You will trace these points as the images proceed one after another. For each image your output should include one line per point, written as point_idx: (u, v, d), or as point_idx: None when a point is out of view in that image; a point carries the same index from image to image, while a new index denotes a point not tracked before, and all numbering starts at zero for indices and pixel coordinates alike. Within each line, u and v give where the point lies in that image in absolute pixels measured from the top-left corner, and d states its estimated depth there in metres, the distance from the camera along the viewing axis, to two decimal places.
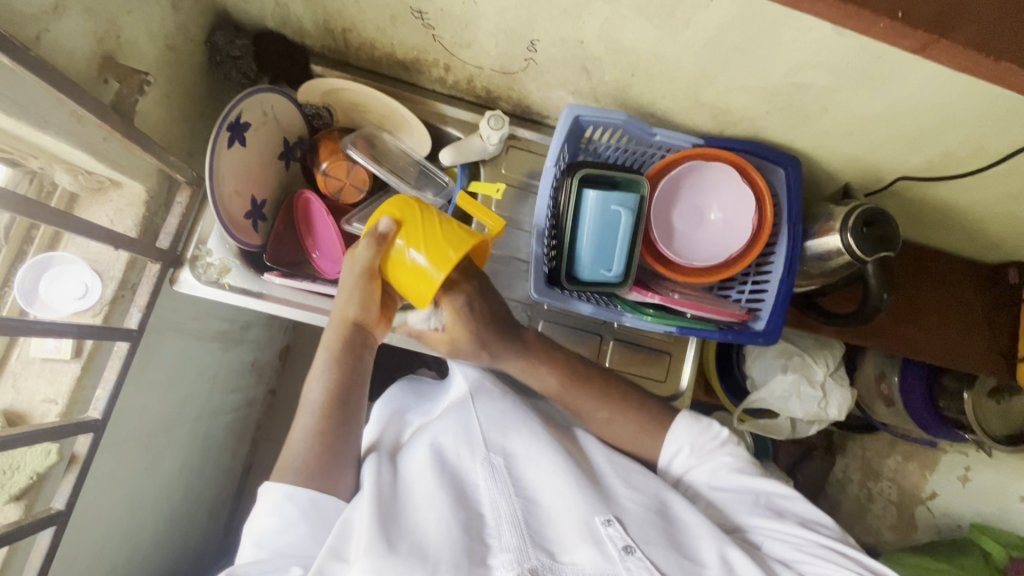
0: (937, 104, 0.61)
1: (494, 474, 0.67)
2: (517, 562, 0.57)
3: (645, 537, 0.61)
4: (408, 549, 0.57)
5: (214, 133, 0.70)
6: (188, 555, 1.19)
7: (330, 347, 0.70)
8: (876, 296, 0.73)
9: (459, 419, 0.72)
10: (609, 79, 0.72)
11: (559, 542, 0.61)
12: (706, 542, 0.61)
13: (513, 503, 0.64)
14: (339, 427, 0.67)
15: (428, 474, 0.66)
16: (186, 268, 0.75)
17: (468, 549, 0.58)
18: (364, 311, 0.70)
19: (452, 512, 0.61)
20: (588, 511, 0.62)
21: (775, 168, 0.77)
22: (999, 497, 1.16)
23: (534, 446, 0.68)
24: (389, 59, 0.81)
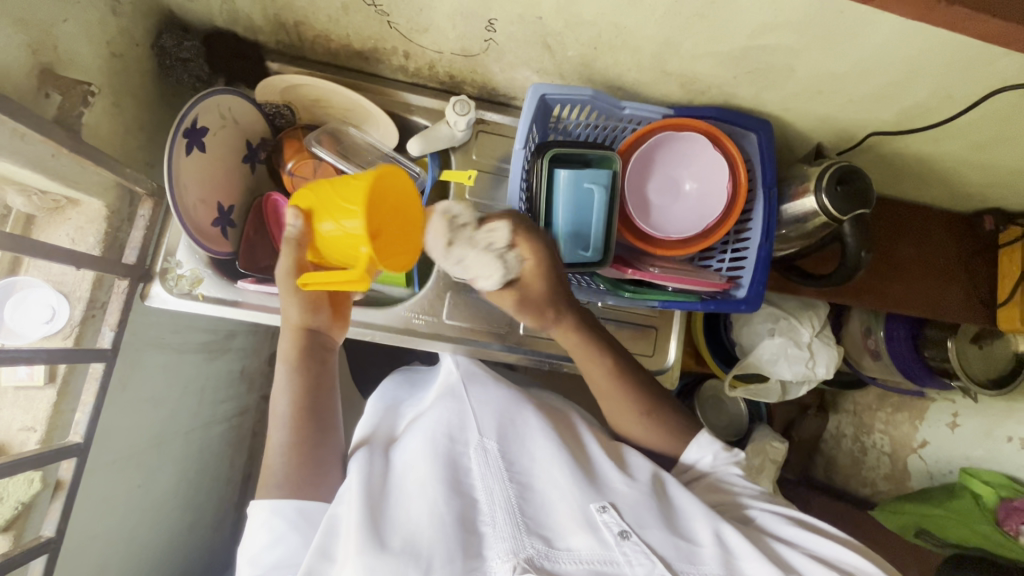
0: (904, 57, 0.60)
1: (487, 459, 0.65)
2: (513, 553, 0.56)
3: (640, 521, 0.61)
4: (400, 547, 0.56)
5: (170, 139, 0.68)
6: (194, 567, 1.19)
7: (289, 358, 0.72)
8: (854, 255, 0.72)
9: (455, 409, 0.71)
10: (573, 54, 0.70)
11: (555, 529, 0.60)
12: (700, 522, 0.62)
13: (507, 489, 0.63)
14: (315, 437, 0.70)
15: (422, 464, 0.65)
16: (156, 282, 0.74)
17: (462, 541, 0.57)
18: (311, 314, 0.73)
19: (444, 500, 0.60)
20: (583, 498, 0.62)
21: (747, 133, 0.76)
22: (987, 438, 1.17)
23: (530, 431, 0.70)
24: (346, 50, 0.78)
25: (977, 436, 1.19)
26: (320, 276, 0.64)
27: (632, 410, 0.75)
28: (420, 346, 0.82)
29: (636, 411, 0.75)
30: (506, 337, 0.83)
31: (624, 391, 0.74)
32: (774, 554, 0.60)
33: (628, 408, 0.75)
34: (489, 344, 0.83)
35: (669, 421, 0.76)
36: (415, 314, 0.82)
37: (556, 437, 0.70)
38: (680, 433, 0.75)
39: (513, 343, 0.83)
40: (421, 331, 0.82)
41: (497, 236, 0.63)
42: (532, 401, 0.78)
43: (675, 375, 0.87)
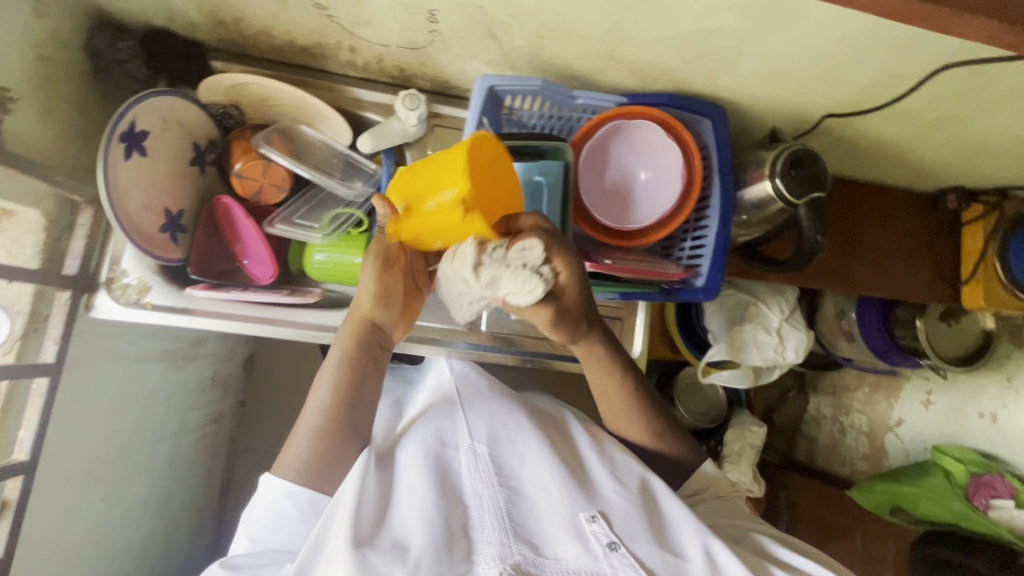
0: (849, 37, 0.59)
1: (478, 463, 0.64)
2: (501, 558, 0.55)
3: (629, 532, 0.61)
4: (389, 546, 0.56)
5: (103, 143, 0.66)
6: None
7: (346, 343, 0.69)
8: (811, 240, 0.71)
9: (450, 415, 0.72)
10: (520, 44, 0.69)
11: (543, 535, 0.59)
12: (689, 536, 0.62)
13: (496, 494, 0.62)
14: (344, 432, 0.68)
15: (414, 468, 0.64)
16: (101, 291, 0.72)
17: (449, 546, 0.56)
18: (381, 306, 0.68)
19: (434, 503, 0.59)
20: (573, 506, 0.61)
21: (701, 119, 0.75)
22: (960, 414, 1.18)
23: (523, 435, 0.68)
24: (291, 46, 0.76)
25: (951, 413, 1.20)
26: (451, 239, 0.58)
27: (646, 433, 0.77)
28: None
29: (650, 434, 0.77)
30: (468, 334, 0.85)
31: (640, 415, 0.76)
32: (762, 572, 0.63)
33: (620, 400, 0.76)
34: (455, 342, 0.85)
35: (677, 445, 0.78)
36: None
37: (546, 441, 0.68)
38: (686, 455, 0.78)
39: (477, 340, 0.85)
40: None
41: (537, 255, 0.55)
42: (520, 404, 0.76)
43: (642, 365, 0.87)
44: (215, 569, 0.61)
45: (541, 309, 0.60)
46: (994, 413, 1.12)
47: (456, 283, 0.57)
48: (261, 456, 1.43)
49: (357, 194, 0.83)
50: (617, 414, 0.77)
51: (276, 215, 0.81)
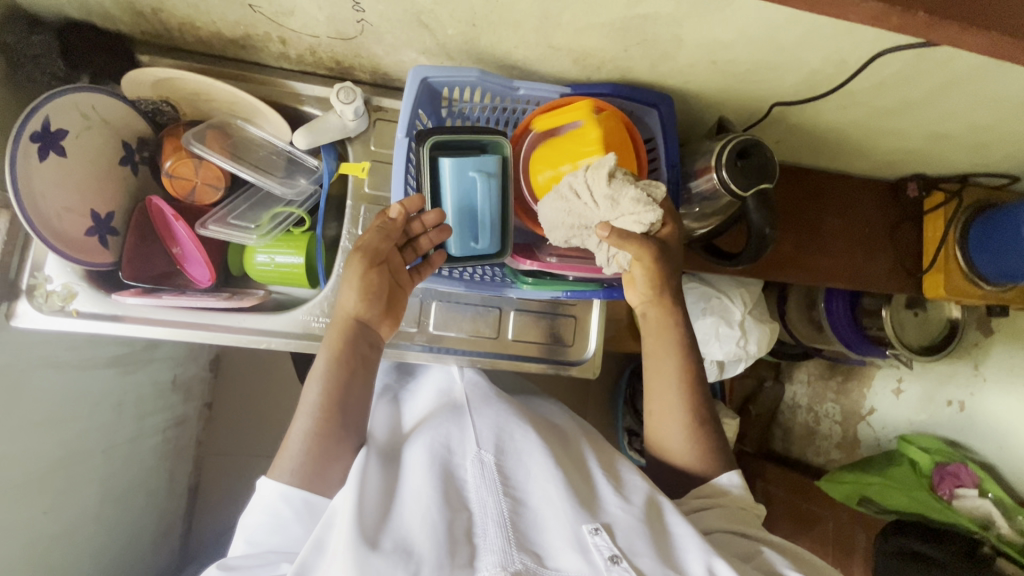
0: (789, 21, 0.57)
1: (484, 471, 0.62)
2: (501, 566, 0.52)
3: (632, 547, 0.57)
4: (392, 547, 0.53)
5: (11, 144, 0.62)
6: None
7: (331, 346, 0.67)
8: (758, 232, 0.69)
9: (456, 421, 0.70)
10: (453, 33, 0.66)
11: (546, 547, 0.56)
12: (693, 554, 0.58)
13: (501, 503, 0.59)
14: (337, 434, 0.65)
15: (420, 474, 0.62)
16: (22, 299, 0.69)
17: (451, 551, 0.53)
18: (367, 305, 0.68)
19: (439, 508, 0.57)
20: (575, 518, 0.58)
21: (649, 110, 0.73)
22: (929, 404, 1.18)
23: (529, 446, 0.66)
24: (219, 38, 0.72)
25: (920, 403, 1.20)
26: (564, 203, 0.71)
27: (679, 423, 0.74)
28: None
29: (684, 426, 0.73)
30: (419, 336, 0.80)
31: (681, 402, 0.74)
32: None
33: (672, 389, 0.74)
34: (409, 345, 0.80)
35: (704, 446, 0.74)
36: (316, 316, 0.78)
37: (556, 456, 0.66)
38: (711, 454, 0.74)
39: (426, 342, 0.80)
40: None
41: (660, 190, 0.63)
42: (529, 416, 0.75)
43: (598, 363, 0.86)
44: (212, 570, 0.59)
45: (634, 239, 0.64)
46: (962, 401, 1.12)
47: (554, 198, 0.64)
48: (229, 458, 1.41)
49: (298, 192, 0.80)
50: (662, 399, 0.74)
51: (208, 217, 0.77)
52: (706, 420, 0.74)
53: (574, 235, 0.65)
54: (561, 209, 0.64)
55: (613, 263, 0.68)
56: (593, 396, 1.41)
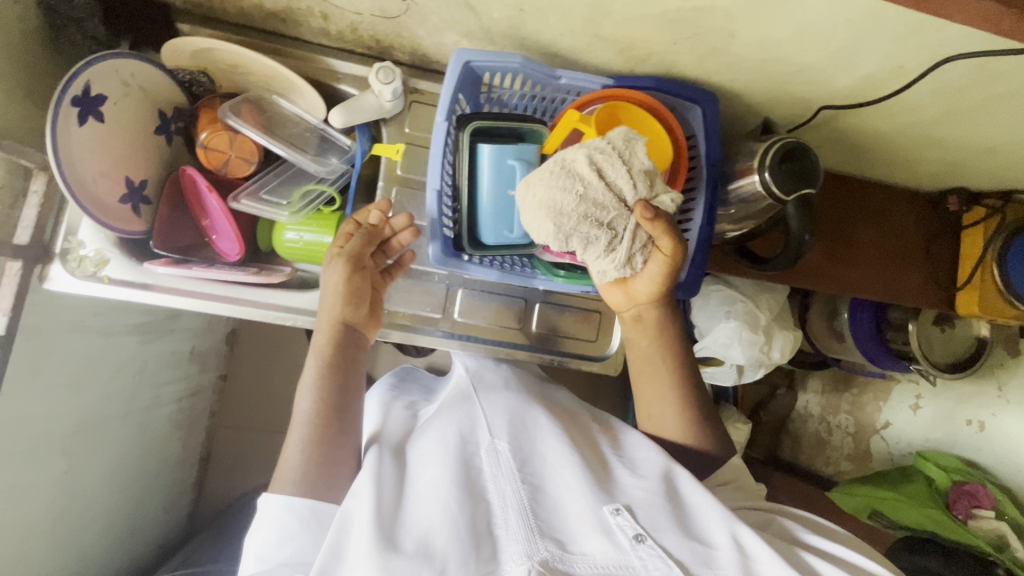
0: (849, 21, 0.55)
1: (499, 461, 0.61)
2: (527, 556, 0.51)
3: (655, 524, 0.56)
4: (413, 548, 0.52)
5: (53, 106, 0.62)
6: (145, 549, 1.17)
7: (321, 351, 0.69)
8: (797, 237, 0.67)
9: (466, 409, 0.68)
10: (499, 17, 0.65)
11: (568, 531, 0.55)
12: (715, 523, 0.57)
13: (520, 492, 0.58)
14: (334, 436, 0.65)
15: (434, 464, 0.60)
16: (55, 263, 0.69)
17: (476, 546, 0.52)
18: (353, 307, 0.71)
19: (457, 502, 0.55)
20: (595, 501, 0.57)
21: (691, 106, 0.71)
22: (947, 422, 1.16)
23: (543, 431, 0.65)
24: (260, 10, 0.72)
25: (938, 420, 1.18)
26: None
27: (674, 415, 0.71)
28: None
29: (679, 418, 0.71)
30: (443, 322, 0.80)
31: (673, 393, 0.72)
32: (798, 561, 0.56)
33: (662, 383, 0.72)
34: (431, 330, 0.80)
35: (708, 434, 0.71)
36: None
37: (571, 440, 0.65)
38: (714, 442, 0.71)
39: (450, 328, 0.80)
40: None
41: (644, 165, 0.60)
42: (542, 402, 0.73)
43: (620, 360, 0.84)
44: None
45: (671, 232, 0.61)
46: (982, 421, 1.11)
47: (562, 181, 0.58)
48: (240, 431, 1.42)
49: (330, 170, 0.80)
50: (652, 393, 0.72)
51: (241, 190, 0.77)
52: (704, 410, 0.72)
53: (580, 227, 0.59)
54: (572, 194, 0.58)
55: (625, 264, 0.62)
56: (605, 392, 1.40)
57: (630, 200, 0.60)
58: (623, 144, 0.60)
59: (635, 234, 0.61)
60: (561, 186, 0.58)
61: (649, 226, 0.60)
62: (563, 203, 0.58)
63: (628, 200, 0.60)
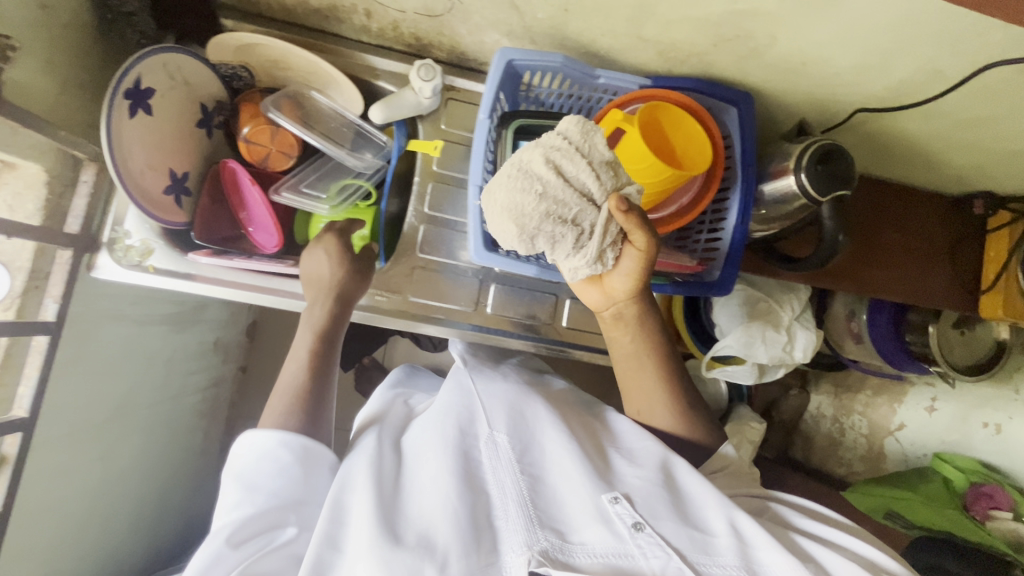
0: (893, 25, 0.56)
1: (498, 453, 0.62)
2: (527, 545, 0.52)
3: (653, 512, 0.56)
4: (415, 541, 0.53)
5: (107, 98, 0.63)
6: (179, 536, 1.19)
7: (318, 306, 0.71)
8: (830, 238, 0.68)
9: (463, 399, 0.68)
10: (543, 17, 0.66)
11: (568, 521, 0.56)
12: (713, 511, 0.57)
13: (519, 483, 0.58)
14: (322, 376, 0.67)
15: (432, 457, 0.61)
16: (103, 252, 0.71)
17: (476, 538, 0.53)
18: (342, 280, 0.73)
19: (457, 494, 0.56)
20: (593, 489, 0.57)
21: (728, 107, 0.72)
22: (963, 424, 1.16)
23: (539, 421, 0.65)
24: (304, 7, 0.73)
25: (954, 422, 1.18)
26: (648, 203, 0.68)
27: (661, 403, 0.69)
28: (387, 325, 0.80)
29: (666, 407, 0.69)
30: (475, 316, 0.81)
31: (657, 385, 0.69)
32: (797, 550, 0.56)
33: (649, 377, 0.69)
34: (461, 326, 0.80)
35: (698, 425, 0.70)
36: (381, 292, 0.79)
37: (567, 428, 0.65)
38: (707, 433, 0.70)
39: (481, 323, 0.81)
40: (384, 308, 0.79)
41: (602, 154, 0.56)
42: (540, 393, 0.74)
43: None
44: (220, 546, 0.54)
45: (644, 227, 0.57)
46: (998, 424, 1.11)
47: (521, 183, 0.55)
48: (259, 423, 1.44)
49: (367, 165, 0.81)
50: (635, 383, 0.70)
51: (280, 183, 0.78)
52: (692, 401, 0.70)
53: (543, 227, 0.55)
54: (532, 195, 0.55)
55: (596, 260, 0.59)
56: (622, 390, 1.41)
57: (596, 195, 0.55)
58: (581, 134, 0.55)
59: (606, 228, 0.56)
60: (519, 187, 0.55)
61: (622, 220, 0.56)
62: (524, 205, 0.55)
63: (594, 196, 0.55)
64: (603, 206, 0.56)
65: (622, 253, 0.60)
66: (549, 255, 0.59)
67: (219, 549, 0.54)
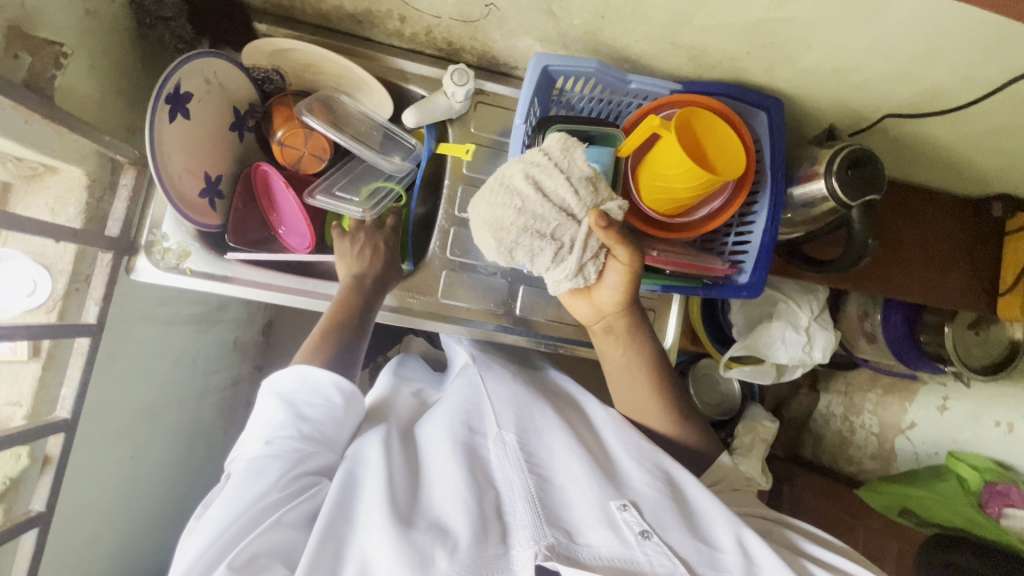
0: (926, 33, 0.57)
1: (506, 451, 0.62)
2: (535, 541, 0.53)
3: (661, 522, 0.57)
4: (425, 526, 0.53)
5: (150, 103, 0.64)
6: None
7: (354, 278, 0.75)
8: (860, 242, 0.70)
9: (472, 398, 0.70)
10: (578, 23, 0.67)
11: (575, 523, 0.56)
12: (721, 527, 0.58)
13: (527, 481, 0.59)
14: (358, 333, 0.71)
15: (441, 451, 0.62)
16: (142, 255, 0.72)
17: (485, 527, 0.54)
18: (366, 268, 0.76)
19: (467, 486, 0.57)
20: (602, 495, 0.58)
21: (758, 112, 0.73)
22: (975, 422, 1.14)
23: (546, 426, 0.66)
24: (338, 11, 0.74)
25: (965, 420, 1.16)
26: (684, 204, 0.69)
27: (656, 410, 0.70)
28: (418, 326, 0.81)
29: (662, 413, 0.70)
30: (505, 317, 0.81)
31: (649, 394, 0.70)
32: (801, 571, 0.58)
33: (641, 389, 0.70)
34: (484, 325, 0.81)
35: (695, 439, 0.72)
36: (411, 293, 0.80)
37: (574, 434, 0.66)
38: (703, 447, 0.72)
39: (508, 324, 0.82)
40: (417, 310, 0.80)
41: (581, 169, 0.57)
42: (545, 398, 0.75)
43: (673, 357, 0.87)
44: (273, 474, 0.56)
45: (626, 240, 0.58)
46: (1011, 423, 1.09)
47: (502, 197, 0.58)
48: None
49: (397, 167, 0.81)
50: (628, 391, 0.71)
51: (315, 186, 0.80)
52: (689, 412, 0.72)
53: (521, 241, 0.58)
54: (512, 209, 0.57)
55: (576, 274, 0.60)
56: None
57: (576, 210, 0.57)
58: (561, 152, 0.57)
59: (585, 242, 0.58)
60: (499, 202, 0.57)
61: (602, 234, 0.57)
62: (505, 219, 0.58)
63: (575, 211, 0.57)
64: (583, 221, 0.58)
65: (606, 265, 0.62)
66: (531, 267, 0.61)
67: (268, 485, 0.56)
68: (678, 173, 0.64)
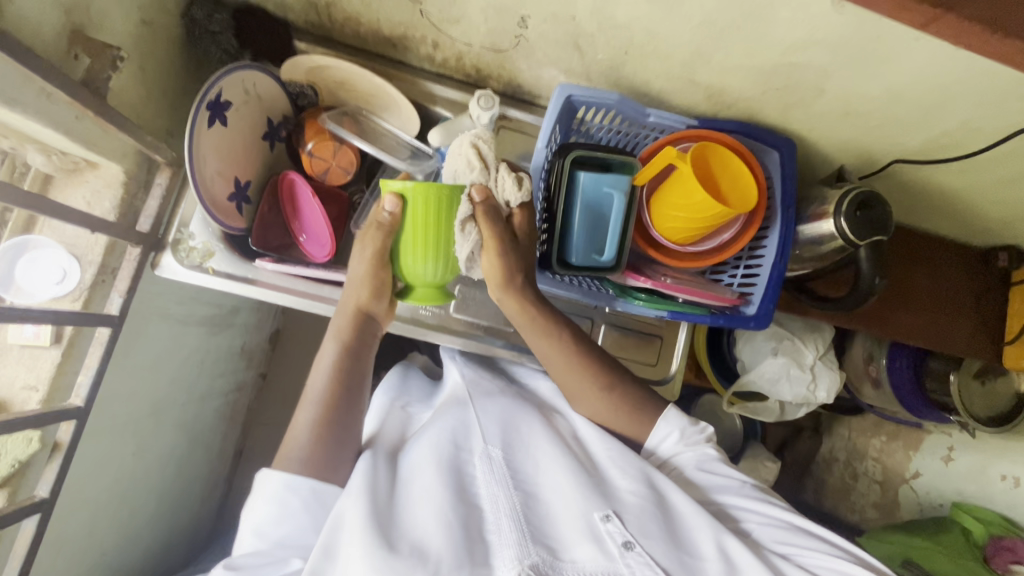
0: (936, 85, 0.60)
1: (493, 468, 0.66)
2: (518, 559, 0.56)
3: (644, 531, 0.60)
4: (409, 551, 0.56)
5: (192, 109, 0.68)
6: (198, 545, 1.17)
7: (341, 335, 0.71)
8: (867, 281, 0.72)
9: (460, 415, 0.73)
10: (602, 57, 0.71)
11: (560, 539, 0.60)
12: (702, 533, 0.60)
13: (513, 498, 0.63)
14: (340, 415, 0.68)
15: (426, 470, 0.65)
16: (168, 252, 0.74)
17: (469, 550, 0.57)
18: (374, 298, 0.71)
19: (452, 506, 0.60)
20: (586, 507, 0.62)
21: (770, 151, 0.76)
22: (981, 475, 1.10)
23: (533, 446, 0.69)
24: (376, 35, 0.78)
25: (971, 473, 1.12)
26: (696, 233, 0.71)
27: (595, 390, 0.72)
28: (427, 338, 0.80)
29: (598, 389, 0.72)
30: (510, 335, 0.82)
31: (581, 368, 0.72)
32: (770, 566, 0.59)
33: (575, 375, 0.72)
34: (492, 340, 0.81)
35: (632, 400, 0.73)
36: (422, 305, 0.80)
37: (559, 446, 0.70)
38: (648, 410, 0.73)
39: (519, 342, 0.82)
40: (427, 321, 0.79)
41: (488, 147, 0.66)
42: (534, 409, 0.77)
43: (677, 387, 0.87)
44: (219, 570, 0.58)
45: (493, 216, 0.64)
46: (1016, 477, 1.04)
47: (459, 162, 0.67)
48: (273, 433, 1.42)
49: (423, 169, 0.83)
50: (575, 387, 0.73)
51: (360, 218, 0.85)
52: (630, 390, 0.73)
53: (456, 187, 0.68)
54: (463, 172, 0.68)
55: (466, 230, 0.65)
56: None
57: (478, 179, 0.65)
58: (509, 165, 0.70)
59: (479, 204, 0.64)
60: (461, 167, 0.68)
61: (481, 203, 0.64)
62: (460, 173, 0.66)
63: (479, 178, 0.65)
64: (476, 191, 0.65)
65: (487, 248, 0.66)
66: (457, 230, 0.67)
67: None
68: (695, 207, 0.66)
